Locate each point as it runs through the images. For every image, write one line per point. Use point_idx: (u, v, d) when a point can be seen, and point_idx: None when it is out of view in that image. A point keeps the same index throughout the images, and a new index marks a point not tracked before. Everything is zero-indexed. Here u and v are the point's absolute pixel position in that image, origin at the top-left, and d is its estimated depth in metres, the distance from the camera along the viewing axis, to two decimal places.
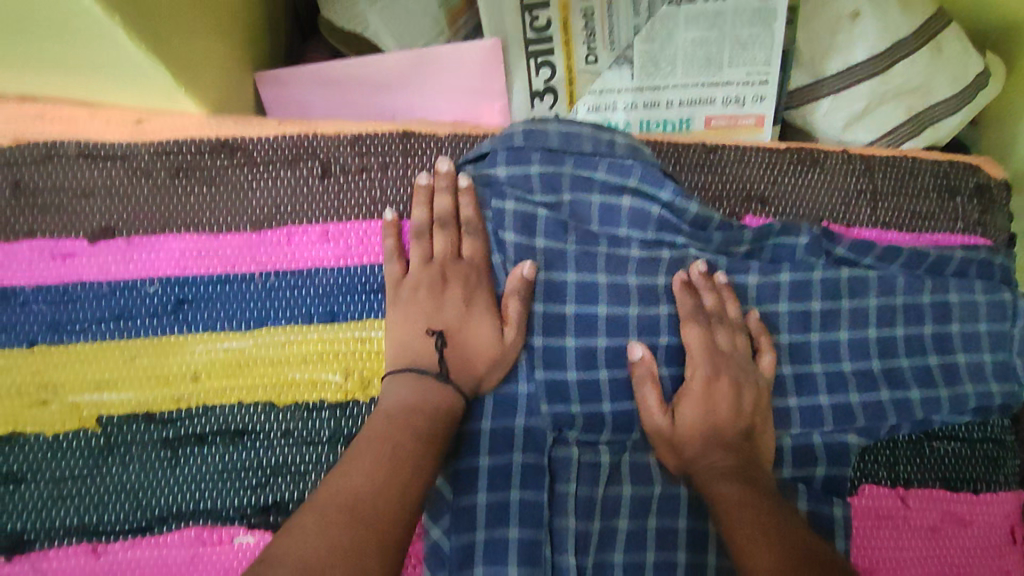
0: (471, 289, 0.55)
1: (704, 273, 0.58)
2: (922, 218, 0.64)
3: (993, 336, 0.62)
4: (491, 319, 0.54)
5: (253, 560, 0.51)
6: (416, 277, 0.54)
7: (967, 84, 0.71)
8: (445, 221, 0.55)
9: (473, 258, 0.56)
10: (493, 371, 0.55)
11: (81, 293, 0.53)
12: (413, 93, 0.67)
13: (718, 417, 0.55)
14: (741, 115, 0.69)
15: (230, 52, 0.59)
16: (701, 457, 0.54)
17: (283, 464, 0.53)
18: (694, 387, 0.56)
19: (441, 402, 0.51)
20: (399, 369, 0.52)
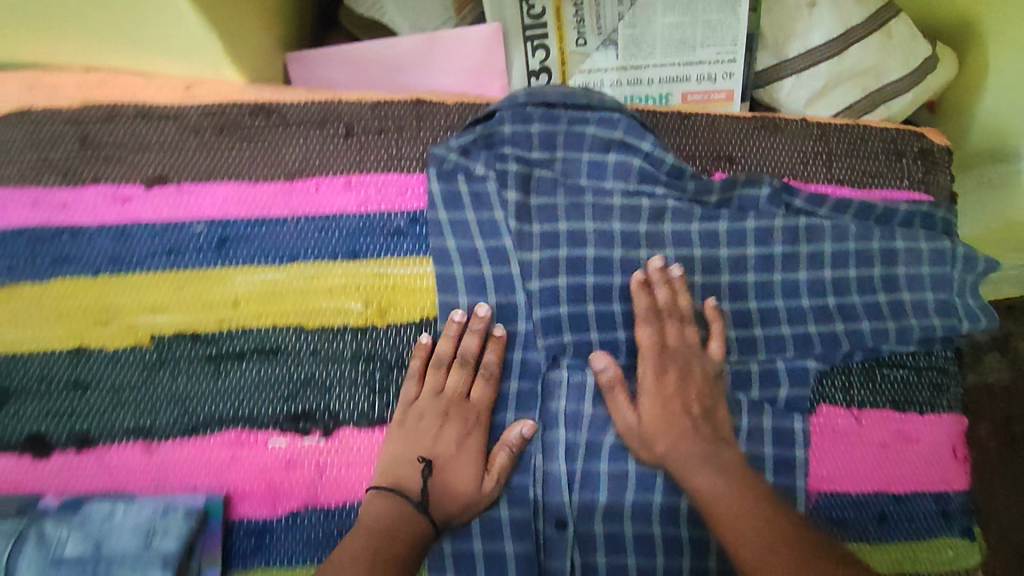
0: (466, 432, 0.61)
1: (660, 269, 0.63)
2: (871, 176, 0.70)
3: (936, 279, 0.68)
4: (474, 467, 0.60)
5: (286, 458, 0.59)
6: (423, 406, 0.61)
7: (919, 66, 0.77)
8: (467, 359, 0.62)
9: (478, 403, 0.62)
10: (461, 519, 0.59)
11: (138, 231, 0.61)
12: (423, 72, 0.76)
13: (669, 412, 0.62)
14: (714, 90, 0.77)
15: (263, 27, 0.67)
16: (679, 453, 0.60)
17: (311, 378, 0.61)
18: (653, 382, 0.63)
19: (413, 525, 0.57)
20: (385, 488, 0.58)
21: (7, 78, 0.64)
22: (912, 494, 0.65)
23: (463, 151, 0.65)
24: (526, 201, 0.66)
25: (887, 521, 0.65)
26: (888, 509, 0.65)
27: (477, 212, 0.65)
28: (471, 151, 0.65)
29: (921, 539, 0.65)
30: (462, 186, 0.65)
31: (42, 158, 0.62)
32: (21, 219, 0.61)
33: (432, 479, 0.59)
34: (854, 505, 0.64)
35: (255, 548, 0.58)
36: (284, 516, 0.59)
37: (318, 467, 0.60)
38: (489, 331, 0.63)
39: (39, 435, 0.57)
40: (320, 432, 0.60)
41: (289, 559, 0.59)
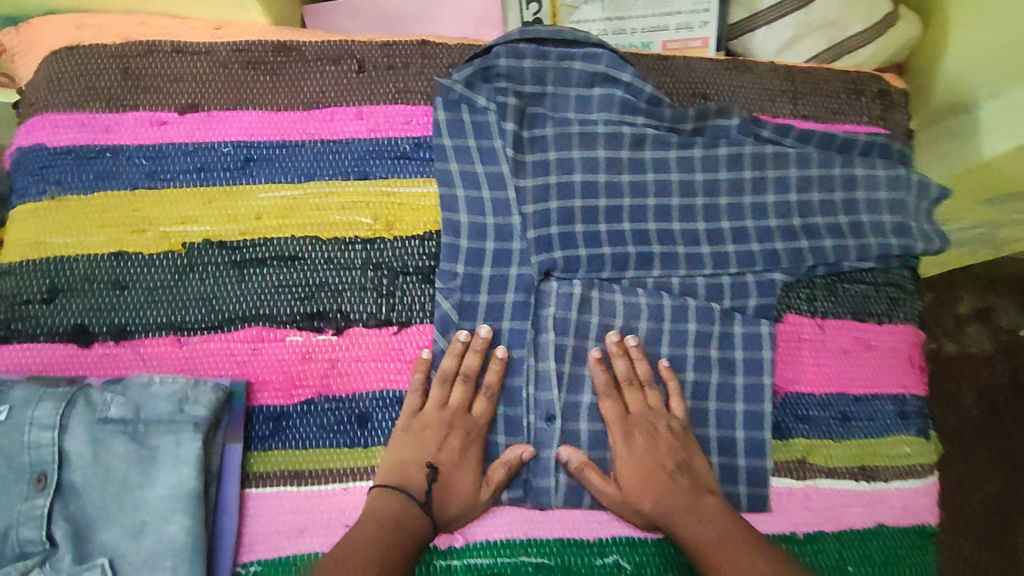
0: (468, 442, 0.64)
1: (618, 342, 0.67)
2: (834, 112, 0.77)
3: (893, 202, 0.74)
4: (474, 478, 0.64)
5: (301, 351, 0.66)
6: (427, 418, 0.64)
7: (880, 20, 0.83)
8: (469, 376, 0.65)
9: (478, 417, 0.65)
10: (454, 522, 0.63)
11: (173, 151, 0.69)
12: (425, 21, 0.85)
13: (637, 476, 0.64)
14: (690, 38, 0.82)
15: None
16: (664, 508, 0.63)
17: (325, 282, 0.67)
18: (627, 465, 0.65)
19: (421, 522, 0.60)
20: (392, 486, 0.61)
21: (55, 21, 0.72)
22: (871, 395, 0.72)
23: (467, 84, 0.71)
24: (521, 133, 0.72)
25: (849, 420, 0.71)
26: (850, 410, 0.71)
27: (478, 140, 0.71)
28: (472, 83, 0.71)
29: (880, 437, 0.71)
30: (466, 116, 0.71)
31: (88, 87, 0.70)
32: (68, 139, 0.68)
33: (436, 483, 0.62)
34: (819, 405, 0.70)
35: (272, 431, 0.64)
36: (300, 403, 0.65)
37: (330, 361, 0.66)
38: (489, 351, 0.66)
39: (83, 327, 0.64)
40: (332, 330, 0.66)
41: (304, 442, 0.64)
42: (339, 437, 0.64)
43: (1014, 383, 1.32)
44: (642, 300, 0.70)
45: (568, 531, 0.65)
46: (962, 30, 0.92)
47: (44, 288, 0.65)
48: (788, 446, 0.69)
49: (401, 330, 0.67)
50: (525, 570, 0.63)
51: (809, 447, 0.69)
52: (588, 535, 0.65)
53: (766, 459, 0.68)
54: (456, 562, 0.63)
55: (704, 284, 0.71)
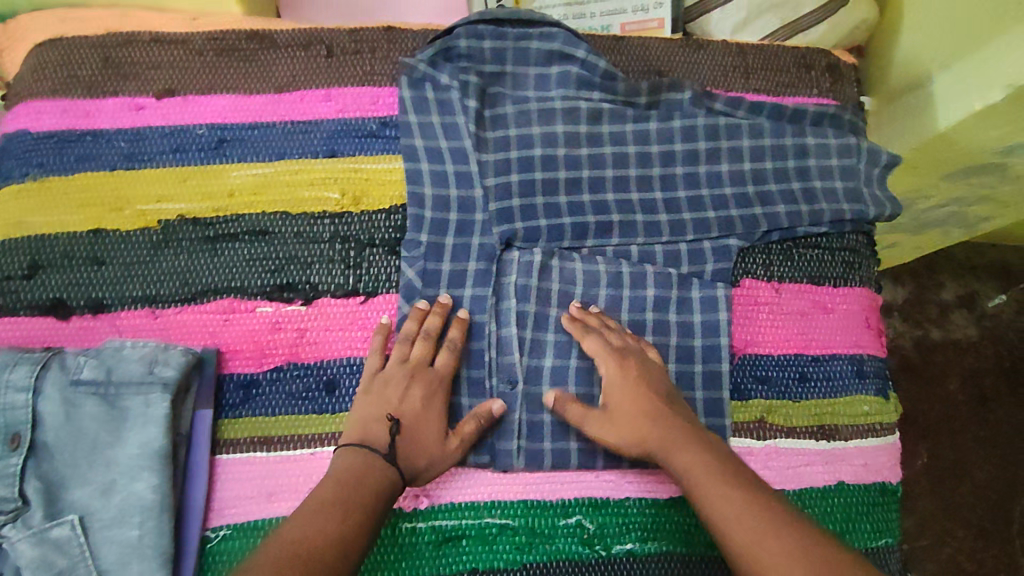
0: (431, 393, 0.65)
1: (580, 310, 0.69)
2: (784, 86, 0.81)
3: (844, 169, 0.78)
4: (440, 426, 0.64)
5: (270, 322, 0.68)
6: (389, 373, 0.65)
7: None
8: (429, 334, 0.67)
9: (441, 368, 0.66)
10: (427, 473, 0.63)
11: (150, 135, 0.72)
12: (396, 11, 0.90)
13: (624, 414, 0.64)
14: (647, 20, 0.86)
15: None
16: (653, 443, 0.62)
17: (295, 255, 0.70)
18: (617, 404, 0.65)
19: (387, 476, 0.60)
20: (355, 445, 0.62)
21: (39, 16, 0.76)
22: (829, 357, 0.73)
23: (430, 64, 0.74)
24: (482, 111, 0.74)
25: (808, 379, 0.72)
26: (808, 369, 0.72)
27: (442, 117, 0.73)
28: (435, 63, 0.74)
29: (838, 396, 0.72)
30: (430, 94, 0.73)
31: (71, 76, 0.73)
32: (51, 125, 0.72)
33: (401, 437, 0.62)
34: (777, 366, 0.72)
35: (243, 399, 0.65)
36: (268, 371, 0.67)
37: (299, 330, 0.68)
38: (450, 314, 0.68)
39: (61, 301, 0.67)
40: (300, 300, 0.69)
41: (273, 409, 0.65)
42: (306, 404, 0.66)
43: (998, 367, 1.43)
44: (602, 268, 0.72)
45: (531, 493, 0.66)
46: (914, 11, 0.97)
47: (26, 265, 0.68)
48: (747, 406, 0.70)
49: (367, 300, 0.69)
50: (489, 531, 0.64)
51: (767, 407, 0.70)
52: (550, 497, 0.66)
53: (725, 417, 0.69)
54: (422, 525, 0.64)
55: (662, 251, 0.73)
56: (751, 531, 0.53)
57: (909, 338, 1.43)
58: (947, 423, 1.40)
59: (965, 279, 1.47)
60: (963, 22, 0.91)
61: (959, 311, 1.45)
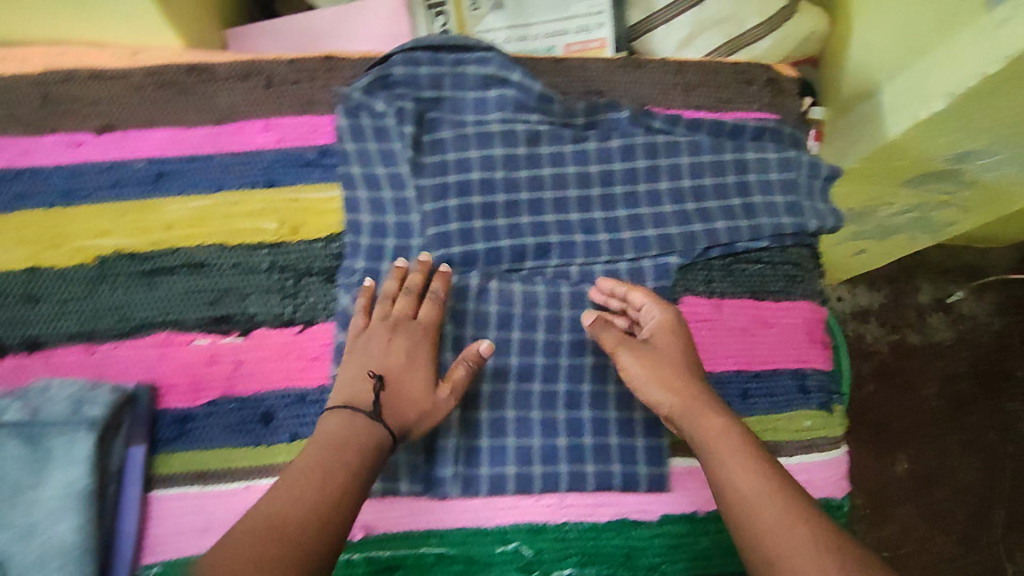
0: (415, 345, 0.66)
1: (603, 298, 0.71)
2: (724, 102, 0.81)
3: (785, 183, 0.78)
4: (427, 377, 0.65)
5: (207, 354, 0.68)
6: (372, 331, 0.66)
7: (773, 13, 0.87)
8: (411, 289, 0.68)
9: (424, 320, 0.67)
10: (419, 424, 0.63)
11: (88, 171, 0.73)
12: (339, 38, 0.87)
13: (667, 353, 0.66)
14: (589, 40, 0.86)
15: (208, 11, 0.83)
16: (682, 401, 0.62)
17: (232, 287, 0.70)
18: (664, 346, 0.66)
19: (371, 433, 0.60)
20: (337, 406, 0.62)
21: None
22: (770, 371, 0.73)
23: (365, 92, 0.74)
24: (420, 136, 0.74)
25: (750, 397, 0.72)
26: (750, 386, 0.73)
27: (378, 143, 0.73)
28: (371, 90, 0.74)
29: (779, 411, 0.73)
30: (366, 121, 0.73)
31: (10, 115, 0.74)
32: None
33: (386, 392, 0.63)
34: (718, 383, 0.72)
35: (178, 433, 0.65)
36: (204, 404, 0.67)
37: (236, 362, 0.68)
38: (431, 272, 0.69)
39: None
40: (238, 332, 0.69)
41: (208, 442, 0.65)
42: (242, 436, 0.66)
43: (974, 372, 1.42)
44: (540, 289, 0.72)
45: (468, 520, 0.65)
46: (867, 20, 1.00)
47: None
48: None
49: (305, 329, 0.70)
50: (427, 560, 0.64)
51: None
52: (488, 524, 0.65)
53: (663, 437, 0.68)
54: (358, 556, 0.63)
55: (602, 270, 0.74)
56: (769, 513, 0.53)
57: (886, 342, 1.43)
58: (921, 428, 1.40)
59: (942, 283, 1.46)
60: (907, 32, 0.92)
61: (937, 315, 1.45)
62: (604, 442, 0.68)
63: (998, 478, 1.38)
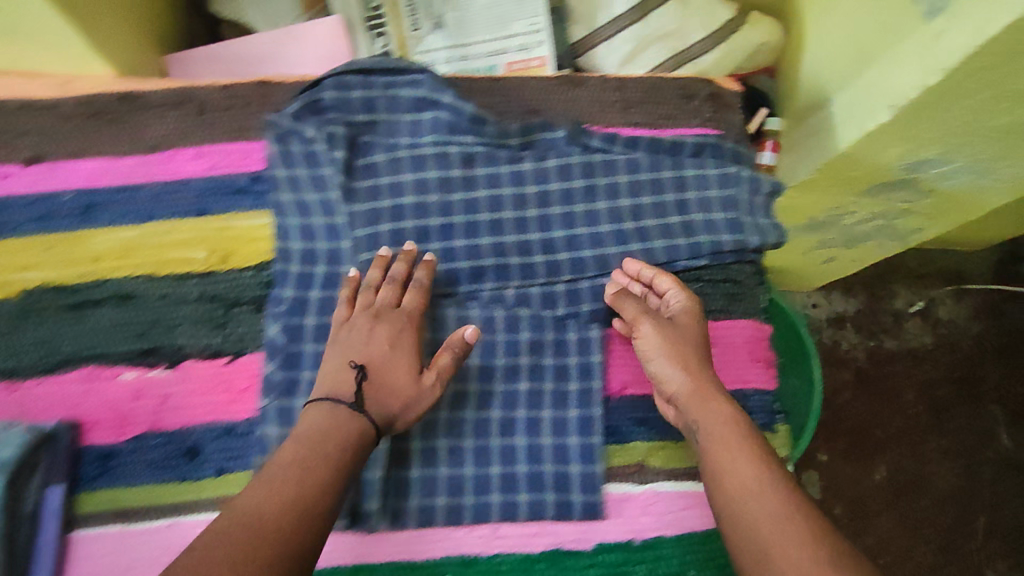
0: (399, 333, 0.65)
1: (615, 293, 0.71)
2: (664, 118, 0.80)
3: (725, 199, 0.77)
4: (410, 364, 0.64)
5: (133, 388, 0.67)
6: (355, 321, 0.65)
7: (717, 28, 0.88)
8: (397, 279, 0.68)
9: (408, 308, 0.67)
10: (406, 412, 0.63)
11: (15, 204, 0.72)
12: (281, 62, 0.86)
13: (687, 334, 0.67)
14: (530, 58, 0.85)
15: (141, 36, 0.81)
16: (692, 384, 0.64)
17: (160, 318, 0.70)
18: (685, 326, 0.68)
19: (351, 426, 0.59)
20: (322, 398, 0.61)
21: None
22: None
23: (294, 117, 0.72)
24: (352, 161, 0.73)
25: None
26: None
27: (308, 169, 0.72)
28: (300, 116, 0.72)
29: None
30: (296, 148, 0.72)
31: None
32: None
33: (369, 382, 0.62)
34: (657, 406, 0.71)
35: (101, 471, 0.65)
36: (129, 440, 0.66)
37: (163, 395, 0.67)
38: (416, 260, 0.70)
39: None
40: (165, 365, 0.68)
41: (132, 479, 0.65)
42: (167, 472, 0.65)
43: (954, 375, 1.41)
44: (475, 313, 0.72)
45: (399, 552, 0.65)
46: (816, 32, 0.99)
47: None
48: (626, 450, 0.70)
49: (234, 361, 0.69)
50: None
51: (647, 449, 0.70)
52: (418, 556, 0.65)
53: (598, 463, 0.68)
54: None
55: (538, 292, 0.73)
56: (767, 500, 0.55)
57: (863, 349, 1.41)
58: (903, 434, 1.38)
59: (919, 289, 1.44)
60: (854, 42, 0.91)
61: (913, 320, 1.43)
62: (538, 471, 0.68)
63: (975, 483, 1.36)
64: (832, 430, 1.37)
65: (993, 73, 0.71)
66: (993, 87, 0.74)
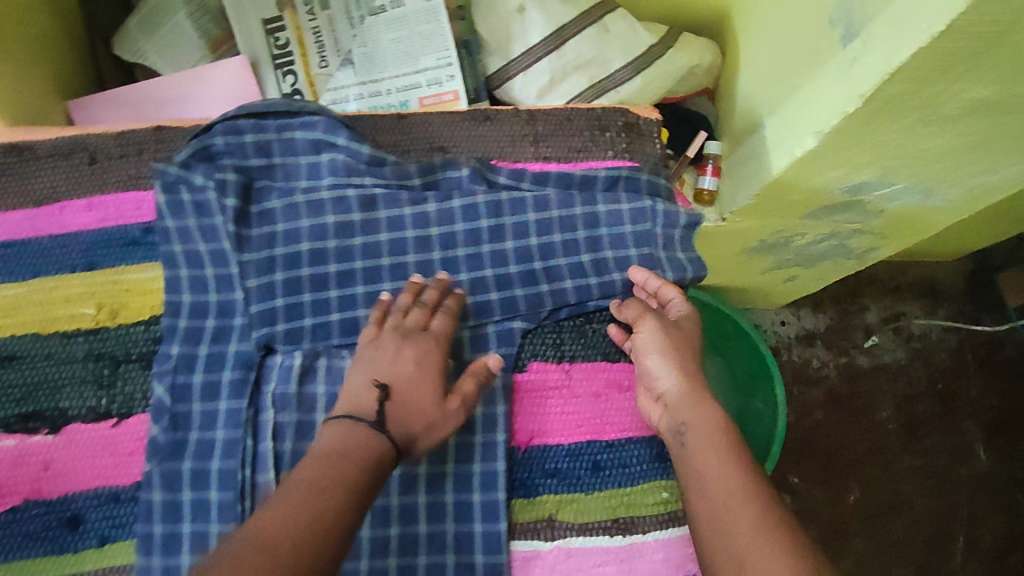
0: (425, 356, 0.65)
1: (616, 308, 0.72)
2: (577, 150, 0.77)
3: (638, 235, 0.74)
4: (435, 388, 0.63)
5: (13, 456, 0.65)
6: (382, 340, 0.66)
7: (641, 53, 0.85)
8: (430, 302, 0.68)
9: (437, 332, 0.67)
10: (427, 435, 0.62)
11: None
12: (185, 104, 0.83)
13: (686, 339, 0.69)
14: (442, 93, 0.82)
15: (42, 84, 0.79)
16: (683, 385, 0.65)
17: (44, 381, 0.67)
18: (685, 330, 0.69)
19: (372, 444, 0.58)
20: (344, 416, 0.61)
21: None
22: (625, 439, 0.71)
23: (184, 165, 0.70)
24: (246, 208, 0.71)
25: (602, 469, 0.70)
26: (602, 458, 0.70)
27: (199, 219, 0.70)
28: (190, 163, 0.70)
29: (634, 484, 0.70)
30: (185, 197, 0.70)
31: None
32: None
33: (391, 403, 0.62)
34: (568, 456, 0.70)
35: None
36: (6, 512, 0.63)
37: (44, 462, 0.65)
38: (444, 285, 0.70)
39: None
40: (47, 429, 0.66)
41: (10, 553, 0.63)
42: (46, 544, 0.63)
43: (930, 388, 1.32)
44: None
45: None
46: (752, 46, 0.93)
47: None
48: (533, 505, 0.67)
49: (120, 423, 0.66)
50: None
51: (557, 504, 0.68)
52: None
53: (501, 522, 0.65)
54: None
55: None
56: (748, 516, 0.55)
57: (834, 367, 1.32)
58: (880, 453, 1.28)
59: (891, 300, 1.36)
60: (784, 62, 0.85)
61: (884, 333, 1.35)
62: (440, 530, 0.65)
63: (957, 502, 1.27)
64: (799, 448, 1.28)
65: (914, 98, 0.67)
66: (921, 109, 0.69)
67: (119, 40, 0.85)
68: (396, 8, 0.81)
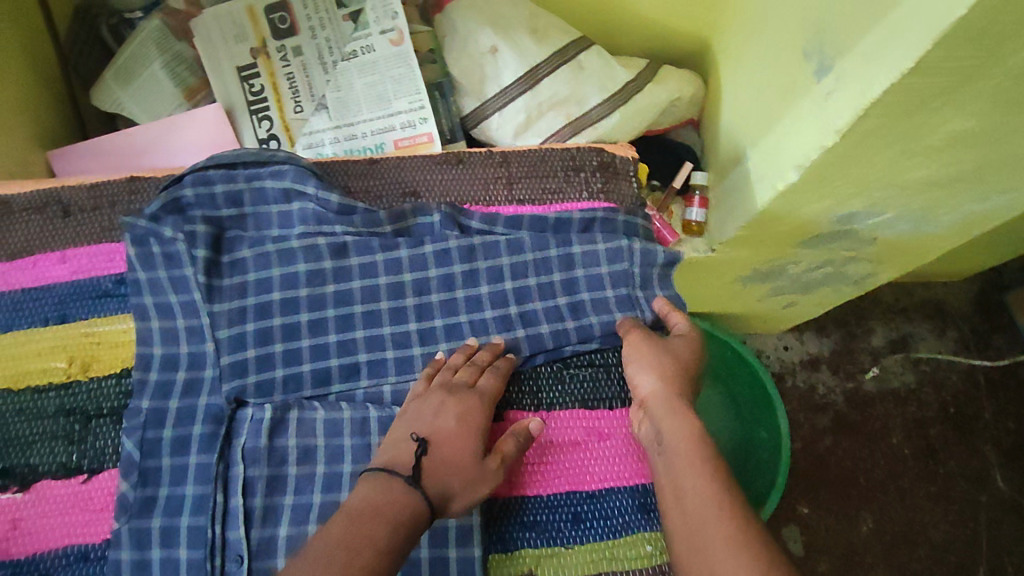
0: (467, 414, 0.64)
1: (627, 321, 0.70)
2: (552, 193, 0.76)
3: (616, 276, 0.73)
4: (476, 446, 0.63)
5: None
6: (427, 393, 0.66)
7: (617, 90, 0.84)
8: (482, 363, 0.67)
9: (483, 390, 0.66)
10: (464, 493, 0.61)
11: None
12: (159, 152, 0.83)
13: (678, 352, 0.67)
14: (416, 135, 0.83)
15: (22, 137, 0.80)
16: (663, 391, 0.64)
17: (16, 437, 0.67)
18: (675, 344, 0.68)
19: (406, 502, 0.58)
20: (381, 470, 0.60)
21: None
22: (606, 490, 0.68)
23: (153, 218, 0.69)
24: (217, 258, 0.71)
25: (582, 521, 0.67)
26: (582, 510, 0.68)
27: (169, 270, 0.69)
28: (159, 216, 0.69)
29: (616, 537, 0.67)
30: (155, 249, 0.69)
31: None
32: None
33: (426, 458, 0.61)
34: (547, 508, 0.67)
35: None
36: None
37: (13, 520, 0.64)
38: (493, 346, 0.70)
39: None
40: (16, 487, 0.65)
41: None
42: None
43: (944, 414, 1.24)
44: (345, 416, 0.67)
45: None
46: (732, 77, 0.90)
47: None
48: (511, 560, 0.66)
49: (90, 478, 0.65)
50: None
51: (536, 558, 0.66)
52: None
53: None
54: None
55: None
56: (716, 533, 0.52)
57: (841, 393, 1.24)
58: (894, 484, 1.20)
59: (897, 323, 1.29)
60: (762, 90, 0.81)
61: (892, 357, 1.27)
62: None
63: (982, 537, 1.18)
64: (812, 476, 1.20)
65: (894, 130, 0.62)
66: (903, 141, 0.64)
67: (97, 93, 0.87)
68: (366, 52, 0.82)
